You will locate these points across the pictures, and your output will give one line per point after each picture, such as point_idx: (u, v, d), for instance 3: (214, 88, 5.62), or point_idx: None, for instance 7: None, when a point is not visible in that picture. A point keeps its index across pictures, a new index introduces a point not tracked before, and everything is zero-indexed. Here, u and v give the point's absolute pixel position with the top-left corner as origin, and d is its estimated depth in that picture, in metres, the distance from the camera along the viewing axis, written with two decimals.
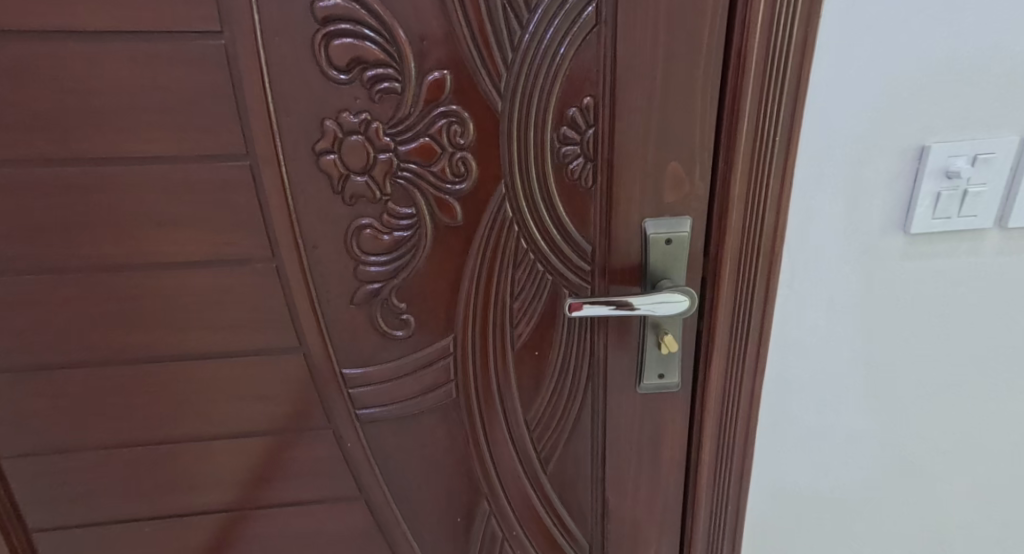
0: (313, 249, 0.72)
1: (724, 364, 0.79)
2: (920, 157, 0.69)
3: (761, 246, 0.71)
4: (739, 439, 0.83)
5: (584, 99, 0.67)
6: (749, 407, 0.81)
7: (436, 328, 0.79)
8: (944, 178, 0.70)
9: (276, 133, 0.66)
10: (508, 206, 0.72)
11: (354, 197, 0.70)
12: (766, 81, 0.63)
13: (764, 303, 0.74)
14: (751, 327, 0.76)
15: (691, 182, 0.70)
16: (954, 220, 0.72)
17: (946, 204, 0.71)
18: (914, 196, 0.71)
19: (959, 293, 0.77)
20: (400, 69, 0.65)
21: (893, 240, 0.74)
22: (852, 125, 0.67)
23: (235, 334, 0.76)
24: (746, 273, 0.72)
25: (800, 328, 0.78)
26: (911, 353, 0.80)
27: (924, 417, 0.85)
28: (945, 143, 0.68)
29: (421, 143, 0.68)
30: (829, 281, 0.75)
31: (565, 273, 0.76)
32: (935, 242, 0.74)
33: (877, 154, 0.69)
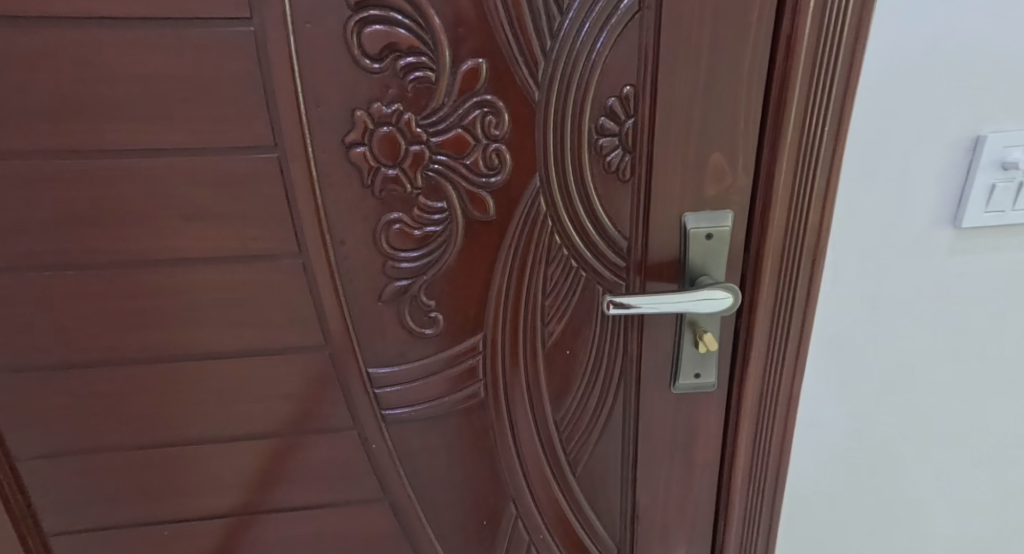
0: (341, 245, 0.70)
1: (763, 363, 0.76)
2: (974, 148, 0.67)
3: (806, 242, 0.68)
4: (776, 441, 0.81)
5: (623, 88, 0.65)
6: (787, 407, 0.78)
7: (465, 326, 0.77)
8: (999, 170, 0.67)
9: (305, 124, 0.63)
10: (543, 201, 0.70)
11: (383, 191, 0.67)
12: (816, 71, 0.61)
13: (806, 301, 0.71)
14: (791, 325, 0.73)
15: (734, 174, 0.67)
16: (1007, 214, 0.70)
17: (1000, 197, 0.69)
18: (966, 189, 0.68)
19: (1009, 289, 0.75)
20: (434, 57, 0.62)
21: (942, 235, 0.71)
22: (904, 116, 0.65)
23: (260, 333, 0.74)
24: (787, 270, 0.70)
25: (841, 327, 0.76)
26: (954, 351, 0.78)
27: (965, 416, 0.83)
28: (1001, 134, 0.66)
29: (454, 134, 0.66)
30: (874, 278, 0.73)
31: (599, 269, 0.74)
32: (985, 236, 0.71)
33: (930, 145, 0.66)
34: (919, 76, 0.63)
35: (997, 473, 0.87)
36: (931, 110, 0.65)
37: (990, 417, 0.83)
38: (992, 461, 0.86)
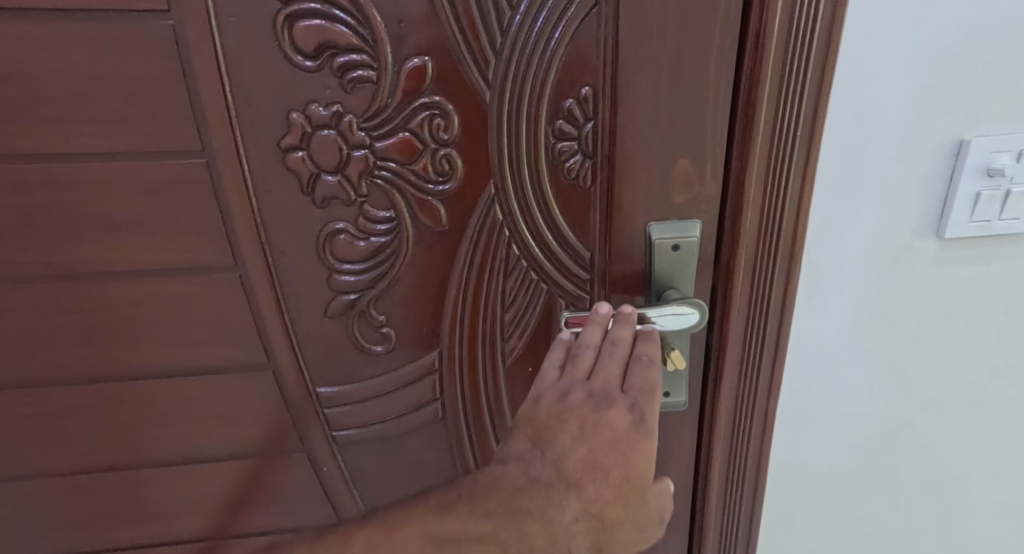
0: (282, 257, 0.65)
1: (736, 382, 0.71)
2: (958, 153, 0.62)
3: (779, 253, 0.64)
4: (752, 463, 0.76)
5: (581, 89, 0.60)
6: (762, 427, 0.74)
7: (419, 342, 0.72)
8: (984, 177, 0.63)
9: (235, 127, 0.58)
10: (498, 209, 0.65)
11: (325, 199, 0.63)
12: (787, 70, 0.56)
13: (780, 316, 0.67)
14: (765, 341, 0.69)
15: (701, 181, 0.63)
16: (993, 224, 0.65)
17: (985, 205, 0.64)
18: (949, 196, 0.64)
19: (996, 302, 0.70)
20: (375, 55, 0.57)
21: (924, 245, 0.67)
22: (882, 119, 0.60)
23: (198, 351, 0.69)
24: (760, 283, 0.65)
25: (818, 341, 0.72)
26: (938, 366, 0.74)
27: (949, 433, 0.79)
28: (987, 138, 0.61)
29: (400, 138, 0.61)
30: (852, 290, 0.69)
31: (561, 281, 0.69)
32: (969, 247, 0.67)
33: (910, 150, 0.62)
34: (898, 76, 0.59)
35: (982, 490, 0.83)
36: (911, 113, 0.60)
37: (974, 434, 0.79)
38: (977, 478, 0.82)
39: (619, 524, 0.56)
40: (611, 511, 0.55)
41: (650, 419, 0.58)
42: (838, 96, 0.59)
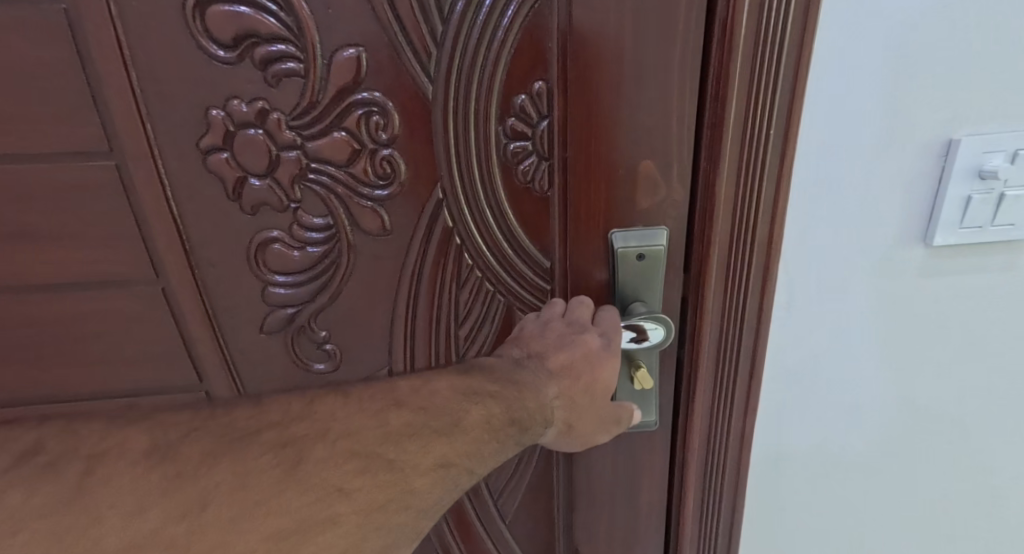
0: (209, 268, 0.59)
1: (710, 401, 0.66)
2: (946, 153, 0.57)
3: (753, 263, 0.58)
4: (728, 486, 0.71)
5: (534, 84, 0.55)
6: (739, 448, 0.69)
7: (366, 360, 0.66)
8: (975, 180, 0.57)
9: (147, 125, 0.52)
10: (447, 215, 0.60)
11: (254, 205, 0.57)
12: (757, 62, 0.51)
13: (756, 331, 0.61)
14: (740, 358, 0.63)
15: (667, 184, 0.57)
16: (985, 230, 0.60)
17: (976, 210, 0.59)
18: (937, 201, 0.59)
19: (988, 314, 0.65)
20: (301, 45, 0.51)
21: (910, 254, 0.61)
22: (863, 117, 0.55)
23: (121, 370, 0.63)
24: (733, 297, 0.60)
25: (797, 356, 0.66)
26: (926, 382, 0.69)
27: (939, 452, 0.74)
28: (978, 137, 0.56)
29: (335, 138, 0.55)
30: (834, 302, 0.63)
31: (520, 294, 0.63)
32: (959, 256, 0.62)
33: (894, 150, 0.57)
34: (879, 69, 0.53)
35: (974, 512, 0.78)
36: (897, 110, 0.55)
37: (966, 454, 0.74)
38: (969, 499, 0.77)
39: (586, 413, 0.57)
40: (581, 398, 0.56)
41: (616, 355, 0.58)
42: (813, 91, 0.54)
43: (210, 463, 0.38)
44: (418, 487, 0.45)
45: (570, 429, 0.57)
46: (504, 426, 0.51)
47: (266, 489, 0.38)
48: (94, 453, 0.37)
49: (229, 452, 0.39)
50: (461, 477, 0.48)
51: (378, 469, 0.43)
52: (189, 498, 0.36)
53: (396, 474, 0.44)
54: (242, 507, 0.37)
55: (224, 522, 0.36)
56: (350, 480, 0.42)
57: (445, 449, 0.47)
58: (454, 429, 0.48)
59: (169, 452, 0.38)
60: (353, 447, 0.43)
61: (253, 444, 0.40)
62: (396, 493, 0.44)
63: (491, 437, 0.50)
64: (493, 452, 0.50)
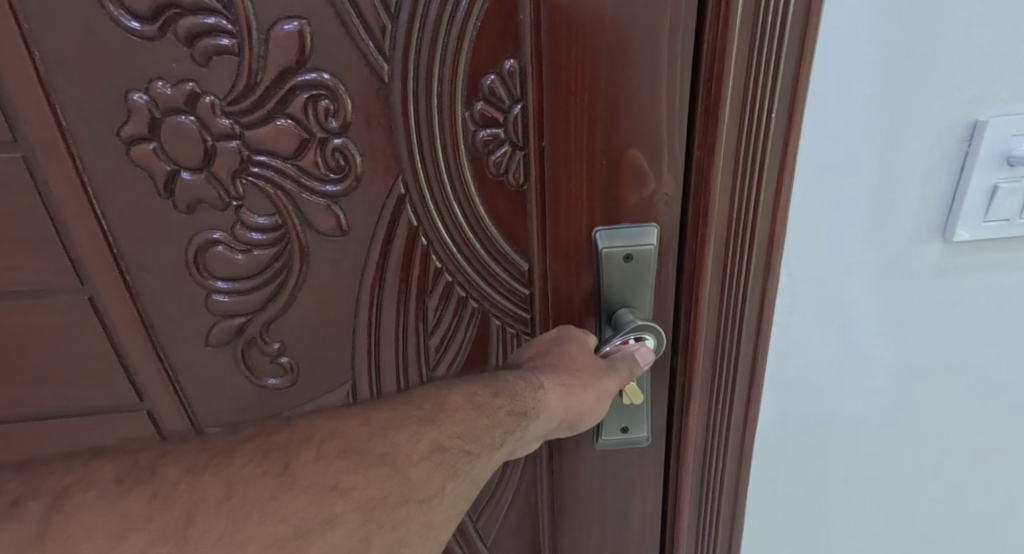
0: (143, 274, 0.52)
1: (705, 416, 0.59)
2: (971, 138, 0.50)
3: (753, 263, 0.52)
4: (726, 507, 0.64)
5: (505, 62, 0.48)
6: (737, 466, 0.62)
7: (324, 378, 0.58)
8: (1005, 167, 0.51)
9: (56, 109, 0.46)
10: (411, 213, 0.52)
11: (190, 203, 0.50)
12: (759, 35, 0.44)
13: (756, 338, 0.55)
14: (738, 366, 0.56)
15: (657, 176, 0.51)
16: (1012, 224, 0.54)
17: (1003, 202, 0.53)
18: (959, 192, 0.52)
19: (1011, 317, 0.59)
20: (232, 18, 0.45)
21: (927, 251, 0.55)
22: (879, 98, 0.48)
23: (48, 391, 0.56)
24: (731, 301, 0.53)
25: (800, 364, 0.60)
26: (942, 392, 0.63)
27: (955, 469, 0.67)
28: (1008, 119, 0.49)
29: (278, 125, 0.48)
30: (841, 305, 0.57)
31: (496, 301, 0.56)
32: (982, 253, 0.55)
33: (912, 136, 0.50)
34: (898, 43, 0.46)
35: (993, 532, 0.72)
36: (917, 90, 0.48)
37: (986, 470, 0.67)
38: (991, 517, 0.70)
39: (587, 381, 0.49)
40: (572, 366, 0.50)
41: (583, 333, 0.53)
42: (822, 67, 0.47)
43: (193, 478, 0.35)
44: (414, 477, 0.41)
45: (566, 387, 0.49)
46: (492, 401, 0.46)
47: (256, 496, 0.35)
48: (66, 485, 0.32)
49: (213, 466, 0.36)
50: (461, 463, 0.43)
51: (371, 465, 0.40)
52: (175, 514, 0.33)
53: (389, 467, 0.40)
54: (232, 523, 0.34)
55: (215, 533, 0.33)
56: (343, 477, 0.38)
57: (435, 435, 0.43)
58: (438, 416, 0.44)
59: (148, 477, 0.34)
60: (341, 448, 0.39)
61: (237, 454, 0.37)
62: (395, 485, 0.40)
63: (480, 413, 0.45)
64: (489, 433, 0.45)
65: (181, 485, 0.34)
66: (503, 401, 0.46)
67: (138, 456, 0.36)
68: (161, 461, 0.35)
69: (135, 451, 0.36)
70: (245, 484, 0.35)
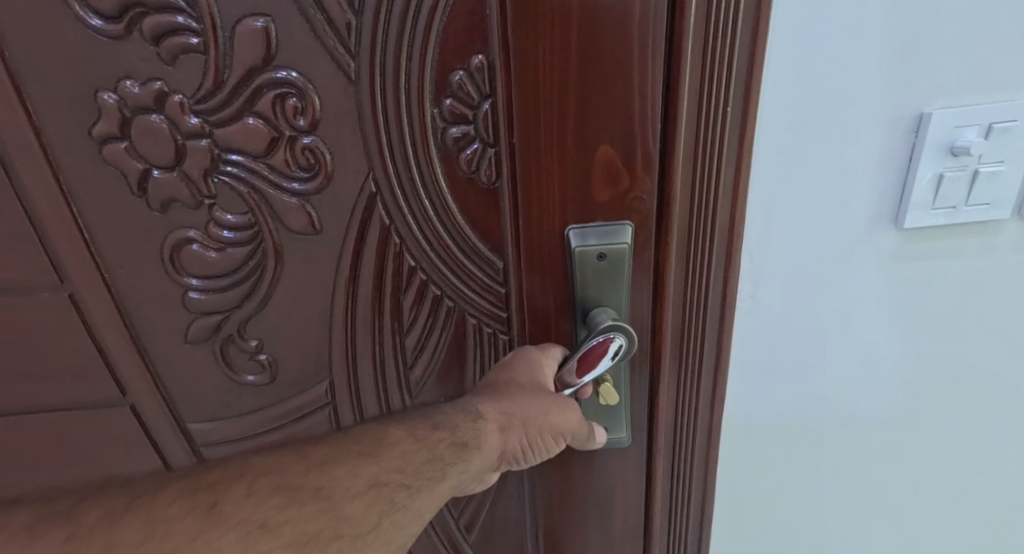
0: (119, 271, 0.53)
1: (673, 412, 0.58)
2: (917, 129, 0.48)
3: (714, 255, 0.51)
4: (695, 503, 0.64)
5: (473, 58, 0.47)
6: (705, 462, 0.61)
7: (301, 374, 0.58)
8: (947, 156, 0.49)
9: (29, 106, 0.47)
10: (382, 211, 0.52)
11: (163, 201, 0.50)
12: (714, 26, 0.44)
13: (719, 326, 0.54)
14: (703, 357, 0.55)
15: (630, 174, 0.50)
16: (959, 211, 0.51)
17: (949, 190, 0.50)
18: (907, 181, 0.50)
19: (972, 311, 0.56)
20: (196, 16, 0.45)
21: (878, 239, 0.53)
22: (823, 84, 0.47)
23: (35, 386, 0.57)
24: (695, 295, 0.53)
25: (766, 357, 0.59)
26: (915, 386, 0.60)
27: (946, 472, 0.65)
28: (955, 111, 0.47)
29: (247, 124, 0.48)
30: (802, 297, 0.56)
31: (471, 300, 0.55)
32: (930, 241, 0.53)
33: (867, 126, 0.48)
34: (851, 30, 0.45)
35: (989, 537, 0.69)
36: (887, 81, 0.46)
37: (979, 474, 0.65)
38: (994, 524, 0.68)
39: (531, 406, 0.47)
40: (515, 395, 0.48)
41: (538, 354, 0.51)
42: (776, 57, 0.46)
43: (115, 521, 0.33)
44: (349, 512, 0.39)
45: (507, 415, 0.47)
46: (431, 434, 0.44)
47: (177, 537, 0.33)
48: None
49: (136, 507, 0.34)
50: (400, 497, 0.41)
51: (304, 498, 0.38)
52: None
53: (325, 501, 0.38)
54: None
55: None
56: (275, 513, 0.36)
57: (375, 469, 0.41)
58: (379, 450, 0.42)
59: (65, 520, 0.32)
60: (276, 482, 0.38)
61: (163, 491, 0.35)
62: (328, 521, 0.38)
63: (420, 446, 0.43)
64: (428, 466, 0.43)
65: (101, 527, 0.32)
66: (444, 433, 0.45)
67: (55, 502, 0.33)
68: (81, 506, 0.33)
69: (53, 498, 0.34)
70: (168, 524, 0.33)
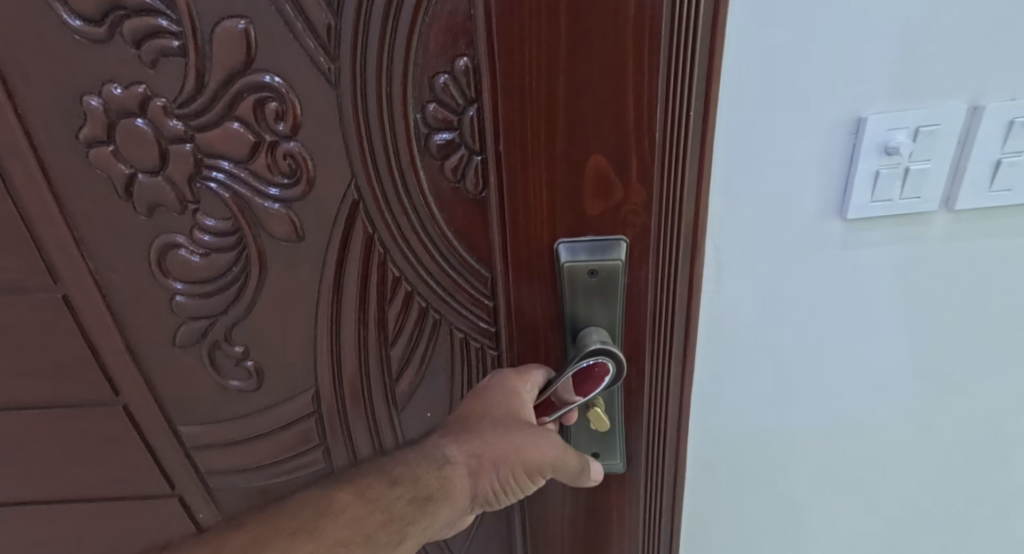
0: (109, 273, 0.53)
1: (645, 428, 0.55)
2: (856, 132, 0.47)
3: (679, 255, 0.48)
4: (665, 516, 0.60)
5: (458, 60, 0.45)
6: (673, 476, 0.58)
7: (288, 382, 0.57)
8: (880, 156, 0.47)
9: (19, 108, 0.47)
10: (365, 219, 0.50)
11: (149, 205, 0.50)
12: (677, 29, 0.41)
13: (685, 332, 0.51)
14: (670, 367, 0.52)
15: (624, 186, 0.46)
16: (896, 204, 0.49)
17: (885, 185, 0.48)
18: (849, 179, 0.48)
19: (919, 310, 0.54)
20: (176, 18, 0.44)
21: (822, 231, 0.51)
22: (754, 76, 0.45)
23: (33, 383, 0.58)
24: (660, 300, 0.50)
25: (717, 356, 0.57)
26: (871, 387, 0.58)
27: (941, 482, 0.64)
28: (889, 116, 0.46)
29: (228, 129, 0.47)
30: (779, 301, 0.54)
31: (458, 313, 0.53)
32: (867, 227, 0.50)
33: (819, 126, 0.47)
34: (774, 25, 0.43)
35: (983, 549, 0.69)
36: (844, 82, 0.45)
37: (978, 489, 0.64)
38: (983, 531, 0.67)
39: (501, 439, 0.45)
40: (487, 434, 0.45)
41: (513, 383, 0.48)
42: (736, 54, 0.44)
43: None
44: None
45: (478, 454, 0.45)
46: (389, 492, 0.42)
47: None
48: None
49: None
50: None
51: None
52: None
53: None
54: None
55: None
56: None
57: (313, 547, 0.38)
58: (318, 525, 0.39)
59: None
60: None
61: None
62: None
63: (375, 509, 0.41)
64: (382, 531, 0.41)
65: None
66: (401, 490, 0.42)
67: None
68: None
69: None
70: None
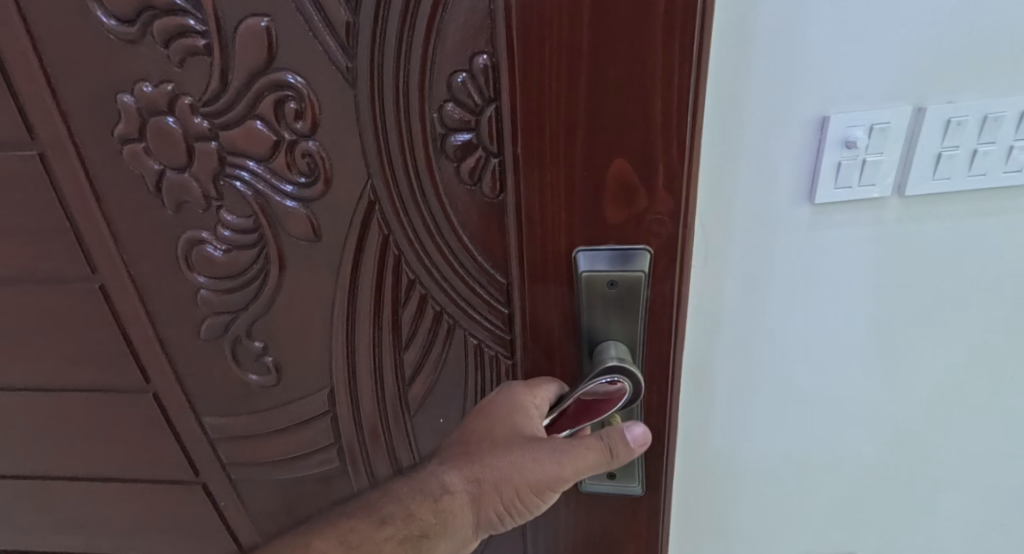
0: (139, 264, 0.54)
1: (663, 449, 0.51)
2: (821, 130, 0.48)
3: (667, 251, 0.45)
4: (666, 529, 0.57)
5: (478, 58, 0.43)
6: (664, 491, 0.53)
7: (307, 381, 0.56)
8: (841, 149, 0.48)
9: (60, 103, 0.49)
10: (381, 220, 0.49)
11: (176, 200, 0.51)
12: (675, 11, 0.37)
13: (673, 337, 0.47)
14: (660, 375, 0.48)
15: (649, 193, 0.43)
16: (854, 191, 0.50)
17: (843, 173, 0.49)
18: (813, 171, 0.49)
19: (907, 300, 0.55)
20: (202, 18, 0.45)
21: (793, 216, 0.51)
22: (739, 70, 0.46)
23: (74, 368, 0.61)
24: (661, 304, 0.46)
25: (704, 341, 0.57)
26: (857, 379, 0.59)
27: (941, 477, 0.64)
28: (844, 115, 0.47)
29: (249, 128, 0.48)
30: (766, 288, 0.54)
31: (472, 318, 0.51)
32: (833, 211, 0.51)
33: (790, 119, 0.47)
34: (746, 22, 0.44)
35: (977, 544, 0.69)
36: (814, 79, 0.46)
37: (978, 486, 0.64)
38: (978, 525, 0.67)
39: (496, 458, 0.44)
40: (488, 462, 0.44)
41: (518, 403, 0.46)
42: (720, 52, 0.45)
43: None
44: None
45: (476, 477, 0.44)
46: (374, 534, 0.43)
47: None
48: None
49: None
50: None
51: None
52: None
53: None
54: None
55: None
56: None
57: None
58: None
59: None
60: None
61: None
62: None
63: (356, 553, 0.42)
64: None
65: None
66: (390, 530, 0.43)
67: None
68: None
69: None
70: None
